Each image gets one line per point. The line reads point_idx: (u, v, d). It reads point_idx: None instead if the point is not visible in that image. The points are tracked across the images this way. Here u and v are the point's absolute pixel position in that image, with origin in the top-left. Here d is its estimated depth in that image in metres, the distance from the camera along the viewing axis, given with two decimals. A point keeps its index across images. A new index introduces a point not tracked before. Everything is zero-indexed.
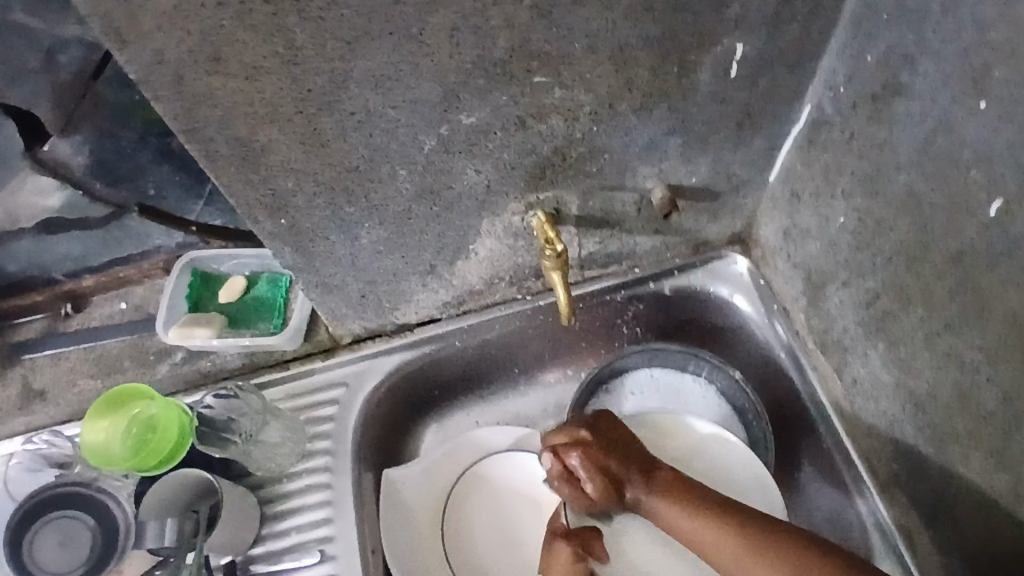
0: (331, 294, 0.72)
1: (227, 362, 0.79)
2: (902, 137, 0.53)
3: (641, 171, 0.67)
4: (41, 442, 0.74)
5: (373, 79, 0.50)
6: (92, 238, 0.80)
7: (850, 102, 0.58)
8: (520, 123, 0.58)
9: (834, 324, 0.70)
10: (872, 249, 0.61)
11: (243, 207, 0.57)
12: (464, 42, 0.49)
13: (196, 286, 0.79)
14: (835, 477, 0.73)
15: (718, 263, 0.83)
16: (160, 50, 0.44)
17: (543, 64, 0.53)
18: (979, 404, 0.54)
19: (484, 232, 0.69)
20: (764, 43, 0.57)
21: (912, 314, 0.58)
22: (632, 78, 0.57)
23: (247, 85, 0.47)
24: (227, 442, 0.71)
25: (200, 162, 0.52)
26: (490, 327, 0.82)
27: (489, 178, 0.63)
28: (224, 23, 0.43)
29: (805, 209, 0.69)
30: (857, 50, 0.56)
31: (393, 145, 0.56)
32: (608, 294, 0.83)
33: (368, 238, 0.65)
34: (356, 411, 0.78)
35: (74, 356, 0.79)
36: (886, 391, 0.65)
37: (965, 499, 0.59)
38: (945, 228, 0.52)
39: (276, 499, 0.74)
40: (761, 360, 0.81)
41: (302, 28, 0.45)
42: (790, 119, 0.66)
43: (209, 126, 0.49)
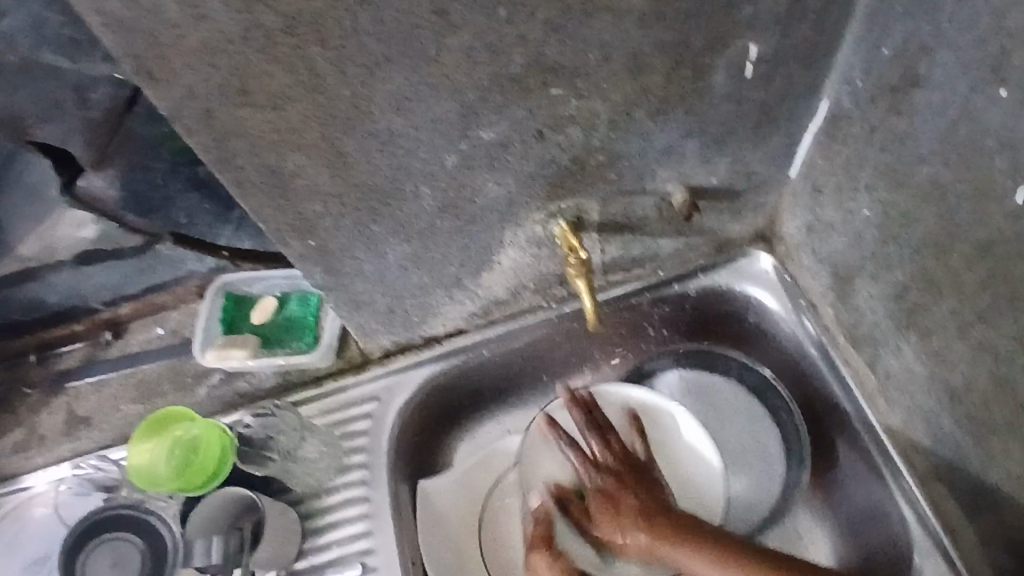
0: (360, 310, 0.74)
1: (263, 381, 0.81)
2: (923, 128, 0.53)
3: (661, 174, 0.68)
4: (89, 468, 0.77)
5: (393, 102, 0.51)
6: (127, 267, 0.83)
7: (869, 95, 0.58)
8: (538, 135, 0.58)
9: (864, 318, 0.70)
10: (899, 241, 0.60)
11: (273, 231, 0.59)
12: (480, 59, 0.50)
13: (229, 308, 0.81)
14: (872, 470, 0.72)
15: (744, 261, 0.82)
16: (190, 87, 0.46)
17: (558, 76, 0.54)
18: (1016, 393, 0.53)
19: (508, 243, 0.70)
20: (779, 41, 0.57)
21: (943, 305, 0.58)
22: (647, 84, 0.57)
23: (272, 114, 0.49)
24: (267, 459, 0.74)
25: (231, 190, 0.54)
26: (517, 335, 0.83)
27: (510, 190, 0.63)
28: (249, 56, 0.45)
29: (828, 203, 0.69)
30: (873, 43, 0.56)
31: (416, 163, 0.57)
32: (633, 296, 0.83)
33: (395, 254, 0.66)
34: (389, 424, 0.80)
35: (117, 382, 0.81)
36: (921, 383, 0.64)
37: (1007, 489, 0.58)
38: (972, 217, 0.52)
39: (316, 513, 0.76)
40: (791, 356, 0.81)
41: (323, 56, 0.46)
42: (808, 114, 0.66)
43: (239, 156, 0.51)
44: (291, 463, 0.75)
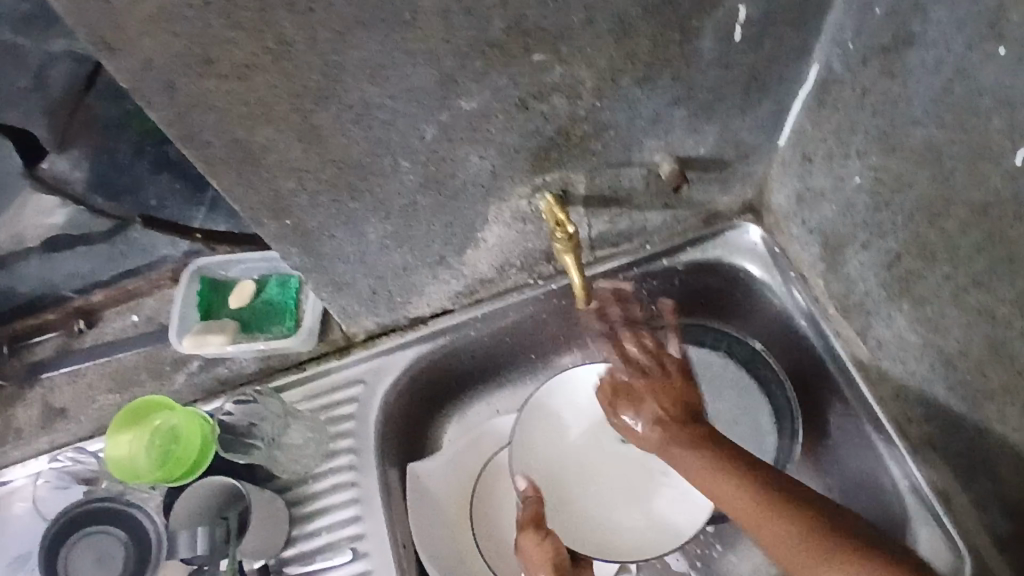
0: (341, 292, 0.71)
1: (244, 368, 0.79)
2: (917, 90, 0.52)
3: (647, 145, 0.66)
4: (66, 460, 0.74)
5: (367, 70, 0.49)
6: (99, 253, 0.80)
7: (860, 57, 0.57)
8: (521, 104, 0.56)
9: (855, 287, 0.69)
10: (891, 207, 0.59)
11: (247, 211, 0.57)
12: (457, 24, 0.48)
13: (207, 294, 0.79)
14: (865, 440, 0.72)
15: (731, 233, 0.81)
16: (149, 57, 0.43)
17: (540, 41, 0.51)
18: (1013, 359, 0.52)
19: (492, 219, 0.68)
20: (768, 2, 0.55)
21: (937, 271, 0.57)
22: (633, 49, 0.55)
23: (239, 85, 0.46)
24: (251, 448, 0.72)
25: (200, 169, 0.51)
26: (504, 314, 0.81)
27: (493, 163, 0.61)
28: (210, 22, 0.42)
29: (818, 171, 0.68)
30: (864, 2, 0.54)
31: (393, 136, 0.55)
32: (621, 272, 0.81)
33: (376, 233, 0.64)
34: (375, 407, 0.78)
35: (92, 372, 0.79)
36: (914, 351, 0.63)
37: (1003, 455, 0.57)
38: (969, 179, 0.50)
39: (303, 500, 0.74)
40: (781, 328, 0.80)
41: (290, 21, 0.44)
42: (797, 79, 0.64)
43: (206, 131, 0.48)
44: (278, 452, 0.73)
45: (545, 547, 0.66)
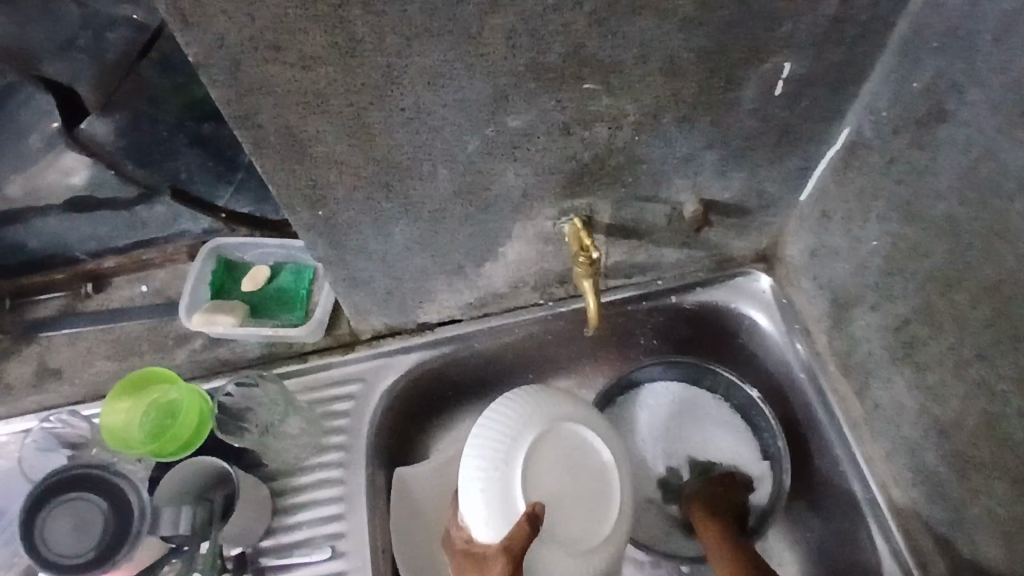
0: (356, 288, 0.72)
1: (246, 352, 0.79)
2: (946, 164, 0.54)
3: (676, 183, 0.68)
4: (57, 422, 0.73)
5: (426, 77, 0.50)
6: (117, 221, 0.79)
7: (892, 126, 0.59)
8: (564, 128, 0.58)
9: (858, 346, 0.71)
10: (904, 274, 0.61)
11: (282, 197, 0.57)
12: (520, 44, 0.49)
13: (220, 273, 0.79)
14: (850, 497, 0.73)
15: (740, 279, 0.83)
16: (223, 34, 0.44)
17: (594, 72, 0.53)
18: (1007, 434, 0.54)
19: (516, 235, 0.70)
20: (812, 62, 0.57)
21: (942, 341, 0.59)
22: (679, 90, 0.57)
23: (302, 75, 0.47)
24: (245, 432, 0.72)
25: (247, 149, 0.52)
26: (510, 330, 0.82)
27: (527, 182, 0.63)
28: (287, 11, 0.43)
29: (835, 230, 0.70)
30: (903, 76, 0.56)
31: (438, 143, 0.56)
32: (631, 303, 0.83)
33: (402, 234, 0.65)
34: (372, 408, 0.78)
35: (93, 336, 0.79)
36: (909, 415, 0.65)
37: (984, 527, 0.59)
38: (985, 256, 0.52)
39: (288, 491, 0.74)
40: (779, 377, 0.82)
41: (363, 21, 0.45)
42: (828, 139, 0.66)
43: (260, 114, 0.49)
44: (269, 438, 0.72)
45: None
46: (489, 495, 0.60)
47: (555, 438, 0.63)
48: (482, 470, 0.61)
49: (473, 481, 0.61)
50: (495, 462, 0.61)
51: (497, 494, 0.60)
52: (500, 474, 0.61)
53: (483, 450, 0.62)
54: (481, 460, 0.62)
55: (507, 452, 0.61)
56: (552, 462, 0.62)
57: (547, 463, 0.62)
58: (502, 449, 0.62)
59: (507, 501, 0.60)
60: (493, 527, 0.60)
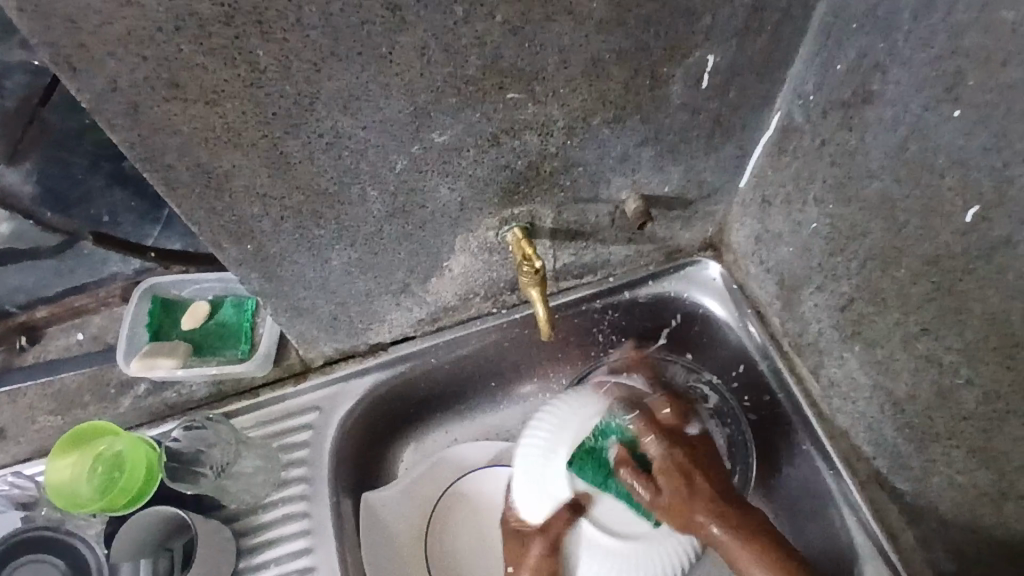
0: (300, 317, 0.70)
1: (194, 392, 0.76)
2: (875, 144, 0.54)
3: (615, 182, 0.67)
4: (4, 485, 0.70)
5: (341, 101, 0.48)
6: (45, 267, 0.79)
7: (820, 109, 0.59)
8: (493, 139, 0.56)
9: (810, 327, 0.71)
10: (846, 254, 0.61)
11: (207, 235, 0.55)
12: (435, 59, 0.48)
13: (157, 314, 0.76)
14: (816, 475, 0.74)
15: (691, 268, 0.83)
16: (115, 77, 0.41)
17: (516, 80, 0.52)
18: (958, 405, 0.55)
19: (459, 249, 0.68)
20: (735, 52, 0.57)
21: (888, 317, 0.59)
22: (605, 91, 0.56)
23: (206, 111, 0.45)
24: (200, 476, 0.69)
25: (160, 192, 0.50)
26: (465, 342, 0.81)
27: (462, 196, 0.61)
28: (181, 46, 0.41)
29: (776, 214, 0.70)
30: (826, 58, 0.56)
31: (364, 166, 0.54)
32: (585, 303, 0.82)
33: (339, 259, 0.63)
34: (329, 436, 0.76)
35: (32, 393, 0.75)
36: (865, 392, 0.66)
37: (947, 495, 0.60)
38: (920, 232, 0.52)
39: (252, 531, 0.71)
40: (737, 362, 0.82)
41: (265, 49, 0.43)
42: (760, 126, 0.66)
43: (169, 154, 0.47)
44: (226, 478, 0.70)
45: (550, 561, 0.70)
46: (536, 478, 0.72)
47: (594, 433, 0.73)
48: (531, 459, 0.73)
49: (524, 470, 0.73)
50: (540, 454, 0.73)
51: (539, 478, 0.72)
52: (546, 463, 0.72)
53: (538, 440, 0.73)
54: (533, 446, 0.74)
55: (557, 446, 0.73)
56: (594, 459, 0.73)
57: (594, 461, 0.72)
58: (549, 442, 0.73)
59: (553, 487, 0.72)
60: (541, 505, 0.72)
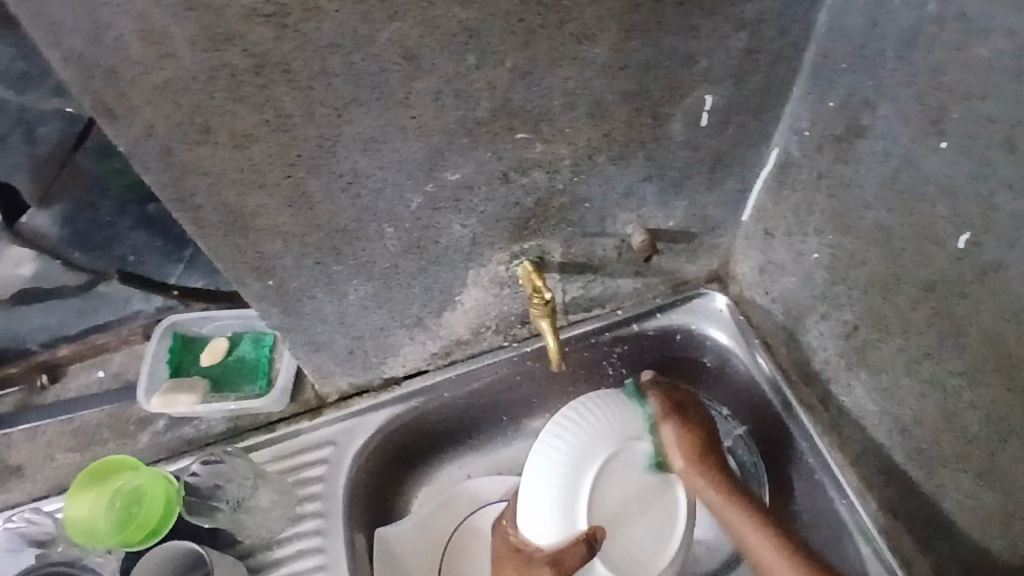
0: (316, 351, 0.71)
1: (212, 427, 0.78)
2: (868, 175, 0.56)
3: (620, 217, 0.69)
4: (20, 521, 0.71)
5: (360, 143, 0.51)
6: (68, 307, 0.80)
7: (815, 144, 0.61)
8: (503, 177, 0.59)
9: (816, 355, 0.72)
10: (847, 282, 0.63)
11: (230, 271, 0.57)
12: (447, 104, 0.51)
13: (177, 351, 0.78)
14: (829, 504, 0.74)
15: (698, 300, 0.85)
16: (150, 122, 0.44)
17: (523, 121, 0.55)
18: (963, 427, 0.56)
19: (470, 282, 0.70)
20: (732, 91, 0.60)
21: (891, 343, 0.60)
22: (609, 130, 0.59)
23: (235, 153, 0.48)
24: (216, 511, 0.71)
25: (188, 230, 0.52)
26: (477, 376, 0.82)
27: (474, 231, 0.64)
28: (213, 94, 0.44)
29: (779, 246, 0.72)
30: (819, 95, 0.59)
31: (381, 205, 0.57)
32: (594, 335, 0.84)
33: (356, 294, 0.65)
34: (345, 469, 0.77)
35: (53, 429, 0.77)
36: (872, 419, 0.67)
37: (957, 519, 0.60)
38: (916, 259, 0.54)
39: (267, 567, 0.72)
40: (746, 393, 0.83)
41: (290, 96, 0.46)
42: (759, 161, 0.69)
43: (198, 195, 0.50)
44: (242, 512, 0.72)
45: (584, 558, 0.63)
46: (565, 485, 0.66)
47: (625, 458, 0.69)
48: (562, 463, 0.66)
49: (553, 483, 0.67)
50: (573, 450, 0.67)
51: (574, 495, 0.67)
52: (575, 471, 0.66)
53: (568, 443, 0.67)
54: (560, 454, 0.67)
55: (599, 441, 0.67)
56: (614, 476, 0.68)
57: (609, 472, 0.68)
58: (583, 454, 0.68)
59: (569, 519, 0.65)
60: (555, 530, 0.65)
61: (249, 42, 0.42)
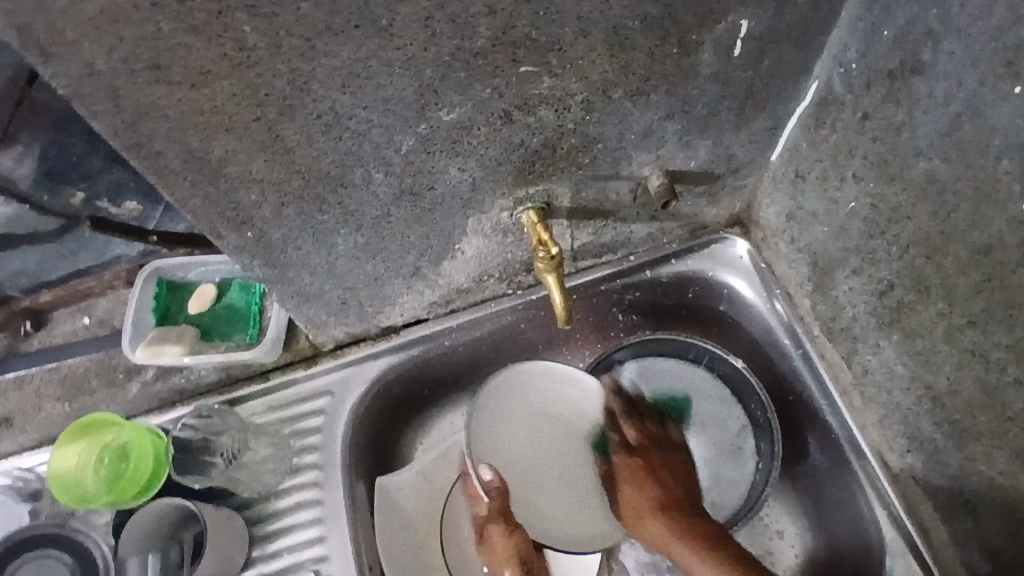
0: (308, 302, 0.67)
1: (203, 377, 0.75)
2: (925, 119, 0.49)
3: (637, 159, 0.62)
4: (9, 479, 0.71)
5: (340, 80, 0.44)
6: (50, 250, 0.76)
7: (863, 79, 0.54)
8: (506, 117, 0.52)
9: (843, 312, 0.67)
10: (887, 237, 0.57)
11: (205, 224, 0.52)
12: (440, 33, 0.43)
13: (163, 297, 0.74)
14: (845, 465, 0.71)
15: (718, 245, 0.79)
16: (92, 60, 0.38)
17: (529, 53, 0.47)
18: (1005, 404, 0.51)
19: (471, 230, 0.65)
20: (772, 17, 0.52)
21: (931, 307, 0.55)
22: (628, 63, 0.51)
23: (193, 93, 0.41)
24: (210, 468, 0.69)
25: (151, 180, 0.47)
26: (479, 324, 0.78)
27: (474, 176, 0.58)
28: (159, 24, 0.37)
29: (811, 192, 0.65)
30: (872, 23, 0.51)
31: (367, 148, 0.50)
32: (604, 283, 0.79)
33: (346, 244, 0.60)
34: (342, 421, 0.75)
35: (40, 378, 0.75)
36: (900, 382, 0.62)
37: (985, 495, 0.57)
38: (973, 219, 0.48)
39: (265, 519, 0.71)
40: (764, 346, 0.79)
41: (253, 26, 0.39)
42: (796, 96, 0.61)
43: (158, 141, 0.44)
44: (235, 471, 0.69)
45: (508, 542, 0.68)
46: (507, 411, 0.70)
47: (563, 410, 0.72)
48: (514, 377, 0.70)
49: (519, 394, 0.70)
50: (544, 383, 0.71)
51: (536, 424, 0.71)
52: (529, 400, 0.71)
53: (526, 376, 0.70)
54: (528, 375, 0.70)
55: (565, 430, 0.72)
56: (545, 425, 0.71)
57: (541, 421, 0.71)
58: (530, 398, 0.71)
59: (504, 446, 0.69)
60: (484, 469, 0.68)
61: None
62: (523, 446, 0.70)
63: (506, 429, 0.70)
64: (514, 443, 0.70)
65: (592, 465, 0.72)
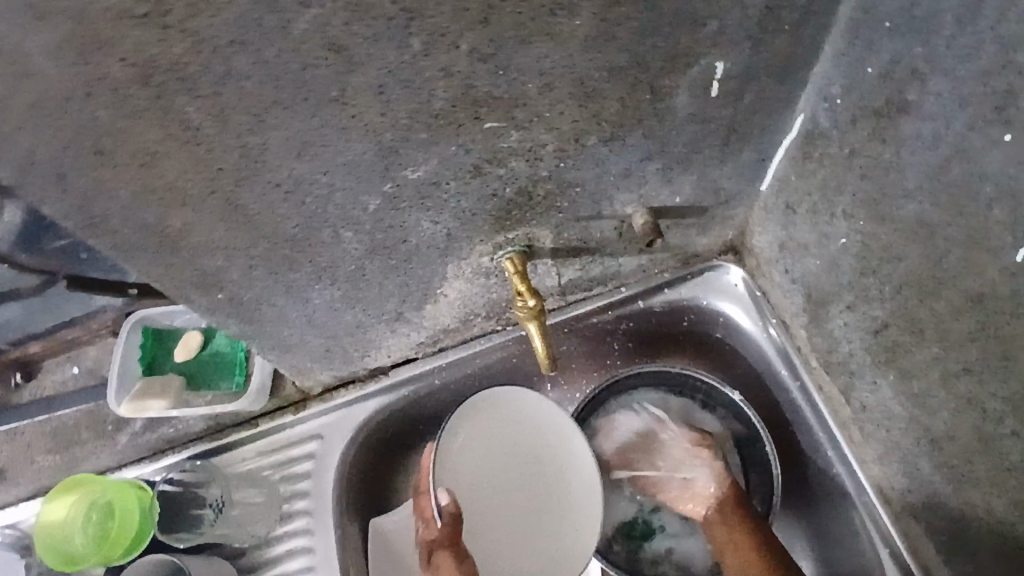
0: (289, 352, 0.66)
1: (191, 426, 0.74)
2: (911, 161, 0.47)
3: (618, 199, 0.60)
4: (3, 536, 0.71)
5: (294, 149, 0.43)
6: (30, 305, 0.75)
7: (848, 115, 0.52)
8: (475, 170, 0.51)
9: (839, 346, 0.65)
10: (878, 276, 0.55)
11: (172, 290, 0.51)
12: (394, 98, 0.42)
13: (149, 347, 0.74)
14: (846, 501, 0.69)
15: (712, 273, 0.77)
16: (29, 153, 0.36)
17: (491, 109, 0.46)
18: (1003, 454, 0.49)
19: (451, 275, 0.63)
20: (748, 57, 0.49)
21: (925, 350, 0.53)
22: (598, 110, 0.49)
23: (142, 174, 0.40)
24: (198, 523, 0.69)
25: (111, 255, 0.46)
26: (469, 362, 0.77)
27: (447, 227, 0.56)
28: (97, 113, 0.36)
29: (802, 224, 0.63)
30: (855, 59, 0.49)
31: (331, 210, 0.49)
32: (595, 315, 0.77)
33: (321, 298, 0.59)
34: (333, 466, 0.74)
35: (32, 430, 0.75)
36: (898, 422, 0.60)
37: (986, 543, 0.54)
38: (963, 266, 0.46)
39: (258, 566, 0.71)
40: (762, 376, 0.76)
41: (195, 106, 0.38)
42: (781, 128, 0.59)
43: (112, 220, 0.43)
44: (223, 526, 0.69)
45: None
46: (480, 445, 0.62)
47: (531, 436, 0.63)
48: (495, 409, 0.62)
49: (500, 418, 0.62)
50: (518, 411, 0.63)
51: (513, 450, 0.63)
52: (503, 425, 0.62)
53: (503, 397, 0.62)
54: (501, 405, 0.62)
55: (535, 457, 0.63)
56: (517, 453, 0.62)
57: (507, 449, 0.62)
58: (505, 426, 0.62)
59: (466, 474, 0.61)
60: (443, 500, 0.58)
61: (127, 49, 0.33)
62: (485, 476, 0.62)
63: (469, 466, 0.61)
64: (472, 475, 0.62)
65: (557, 495, 0.62)
